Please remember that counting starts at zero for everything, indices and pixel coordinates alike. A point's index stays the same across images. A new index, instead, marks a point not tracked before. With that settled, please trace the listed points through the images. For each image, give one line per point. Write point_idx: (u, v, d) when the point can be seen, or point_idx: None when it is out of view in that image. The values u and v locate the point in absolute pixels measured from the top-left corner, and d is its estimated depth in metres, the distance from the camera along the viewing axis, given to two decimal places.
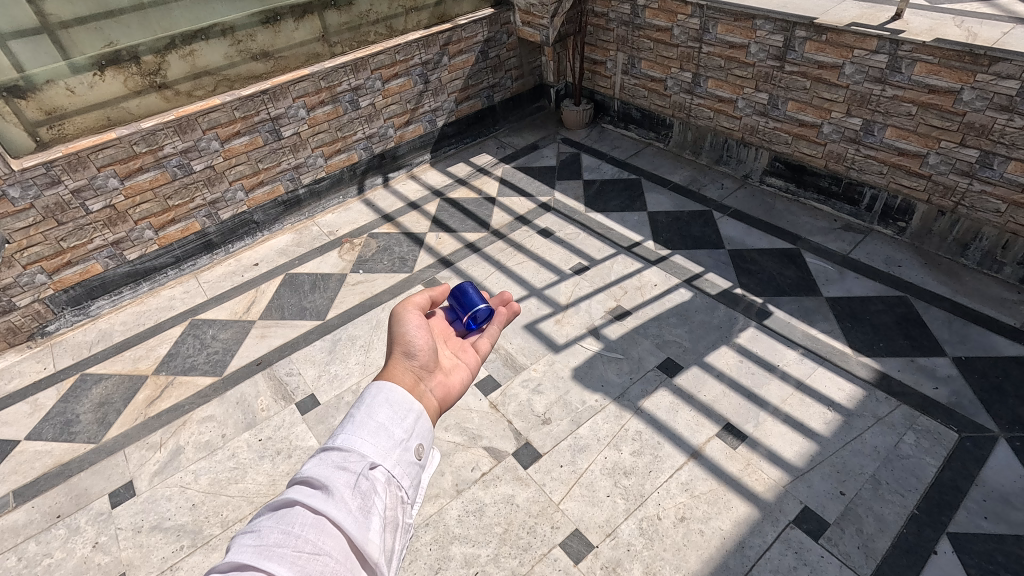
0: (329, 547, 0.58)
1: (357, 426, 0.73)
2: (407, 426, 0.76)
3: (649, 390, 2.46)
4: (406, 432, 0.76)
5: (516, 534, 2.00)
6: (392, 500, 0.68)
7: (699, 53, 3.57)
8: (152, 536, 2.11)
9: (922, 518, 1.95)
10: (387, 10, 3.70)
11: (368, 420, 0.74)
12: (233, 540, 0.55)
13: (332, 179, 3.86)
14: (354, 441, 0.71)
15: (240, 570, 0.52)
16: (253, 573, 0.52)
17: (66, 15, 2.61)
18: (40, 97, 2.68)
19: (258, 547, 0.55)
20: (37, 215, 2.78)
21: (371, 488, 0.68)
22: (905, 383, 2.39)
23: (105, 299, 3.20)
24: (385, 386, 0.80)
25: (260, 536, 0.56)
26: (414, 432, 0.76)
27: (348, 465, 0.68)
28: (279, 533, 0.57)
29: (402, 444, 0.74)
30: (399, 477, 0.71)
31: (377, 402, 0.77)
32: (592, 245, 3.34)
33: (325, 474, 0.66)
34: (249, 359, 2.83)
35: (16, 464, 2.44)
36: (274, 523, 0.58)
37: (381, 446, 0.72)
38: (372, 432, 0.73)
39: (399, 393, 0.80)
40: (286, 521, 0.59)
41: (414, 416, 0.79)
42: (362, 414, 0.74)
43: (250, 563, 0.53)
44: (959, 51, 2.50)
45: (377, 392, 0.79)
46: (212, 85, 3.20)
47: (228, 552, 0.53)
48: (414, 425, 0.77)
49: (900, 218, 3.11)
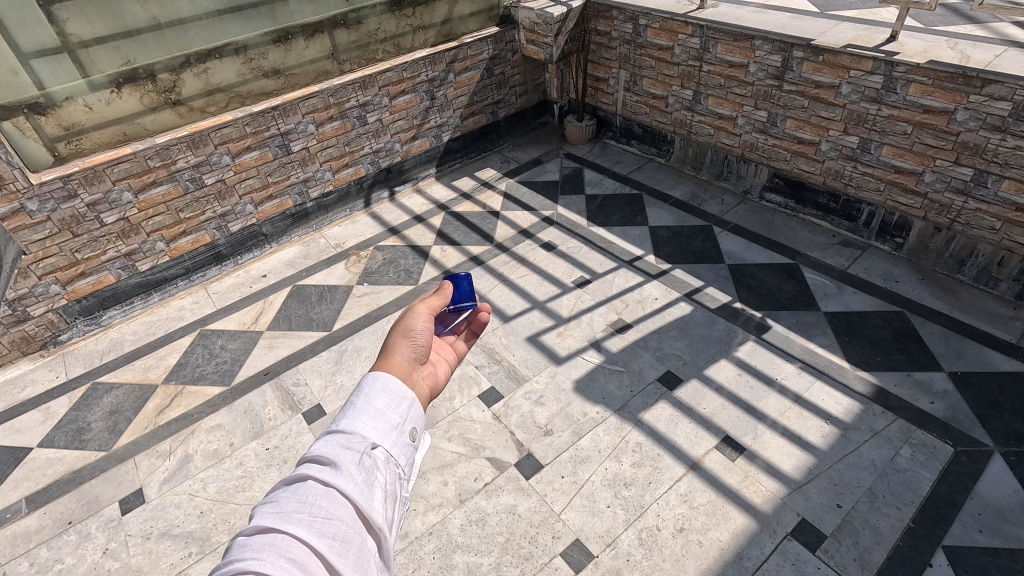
0: (341, 513, 0.62)
1: (359, 411, 0.75)
2: (402, 410, 0.78)
3: (649, 403, 2.50)
4: (402, 415, 0.78)
5: (517, 543, 2.04)
6: (391, 476, 0.71)
7: (699, 71, 3.66)
8: (160, 543, 2.15)
9: (918, 532, 1.97)
10: (395, 29, 3.81)
11: (368, 404, 0.76)
12: (255, 508, 0.58)
13: (340, 193, 3.95)
14: (356, 423, 0.73)
15: (264, 533, 0.56)
16: (277, 535, 0.56)
17: (86, 35, 2.71)
18: (59, 113, 2.78)
19: (277, 514, 0.58)
20: (54, 226, 2.86)
21: (373, 465, 0.70)
22: (902, 397, 2.42)
23: (116, 309, 3.27)
24: (381, 374, 0.81)
25: (278, 505, 0.59)
26: (409, 416, 0.78)
27: (351, 445, 0.71)
28: (296, 502, 0.60)
29: (397, 427, 0.76)
30: (397, 456, 0.74)
31: (375, 390, 0.78)
32: (594, 259, 3.40)
33: (332, 452, 0.68)
34: (257, 369, 2.89)
35: (28, 471, 2.49)
36: (290, 494, 0.61)
37: (380, 429, 0.75)
38: (372, 416, 0.75)
39: (392, 378, 0.82)
40: (301, 493, 0.62)
41: (408, 401, 0.80)
42: (361, 400, 0.76)
43: (272, 526, 0.56)
44: (953, 73, 2.56)
45: (373, 378, 0.80)
46: (225, 101, 3.30)
47: (251, 517, 0.57)
48: (409, 410, 0.79)
49: (897, 234, 3.16)
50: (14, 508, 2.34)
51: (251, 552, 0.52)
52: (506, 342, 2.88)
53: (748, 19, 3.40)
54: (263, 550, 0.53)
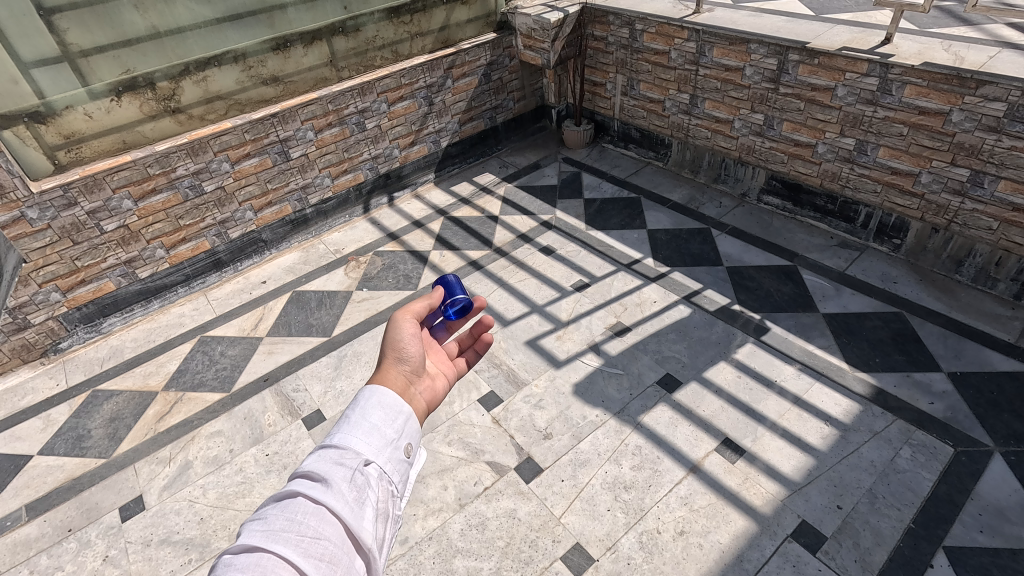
0: (329, 532, 0.62)
1: (353, 426, 0.75)
2: (398, 426, 0.79)
3: (649, 406, 2.50)
4: (397, 431, 0.78)
5: (518, 547, 2.04)
6: (384, 493, 0.72)
7: (696, 75, 3.67)
8: (161, 550, 2.15)
9: (919, 532, 1.97)
10: (393, 36, 3.84)
11: (363, 419, 0.77)
12: (243, 526, 0.59)
13: (339, 199, 3.96)
14: (350, 439, 0.73)
15: (250, 552, 0.57)
16: (262, 555, 0.56)
17: (86, 44, 2.74)
18: (59, 122, 2.80)
19: (265, 532, 0.59)
20: (54, 235, 2.87)
21: (365, 482, 0.71)
22: (901, 398, 2.42)
23: (117, 316, 3.28)
24: (377, 389, 0.81)
25: (266, 522, 0.60)
26: (405, 431, 0.79)
27: (344, 461, 0.71)
28: (284, 520, 0.61)
29: (392, 443, 0.77)
30: (391, 473, 0.74)
31: (370, 404, 0.79)
32: (593, 262, 3.40)
33: (324, 468, 0.69)
34: (257, 375, 2.89)
35: (29, 478, 2.49)
36: (280, 511, 0.62)
37: (374, 445, 0.75)
38: (366, 431, 0.75)
39: (389, 393, 0.82)
40: (290, 510, 0.63)
41: (405, 416, 0.81)
42: (356, 415, 0.77)
43: (259, 545, 0.57)
44: (947, 74, 2.58)
45: (369, 393, 0.80)
46: (224, 109, 3.32)
47: (239, 535, 0.58)
48: (405, 426, 0.80)
49: (895, 235, 3.17)
50: (13, 516, 2.34)
51: (235, 572, 0.53)
52: (505, 346, 2.88)
53: (742, 23, 3.42)
54: (249, 568, 0.53)
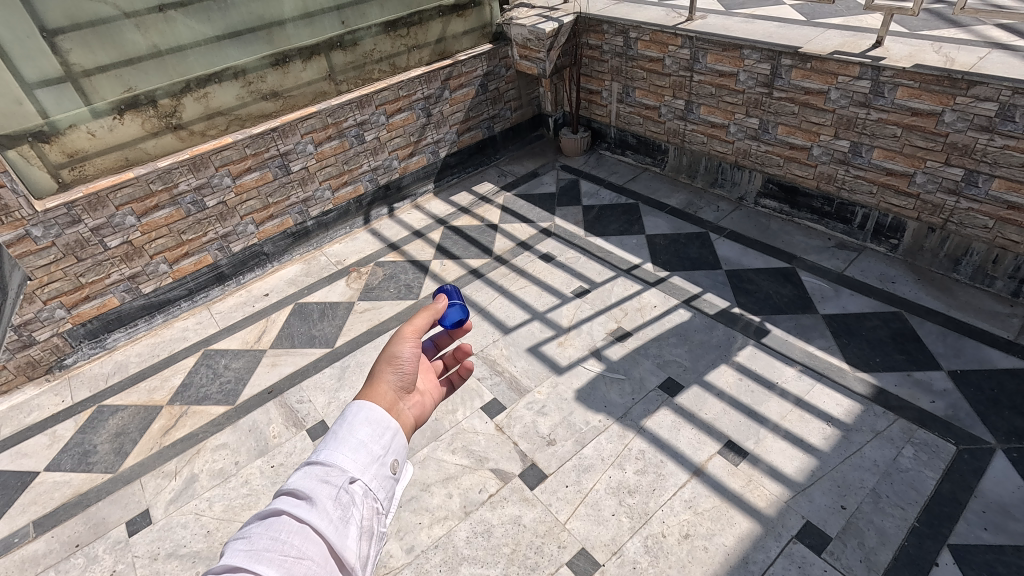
0: (312, 552, 0.62)
1: (339, 442, 0.76)
2: (385, 442, 0.80)
3: (651, 410, 2.51)
4: (384, 447, 0.79)
5: (523, 553, 2.04)
6: (368, 511, 0.73)
7: (690, 81, 3.71)
8: (168, 563, 2.16)
9: (923, 530, 1.98)
10: (391, 49, 3.89)
11: (350, 435, 0.78)
12: (226, 545, 0.58)
13: (339, 211, 3.99)
14: (336, 456, 0.75)
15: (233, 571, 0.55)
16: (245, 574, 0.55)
17: (88, 64, 2.79)
18: (63, 140, 2.83)
19: (248, 551, 0.58)
20: (58, 252, 2.89)
21: (350, 500, 0.72)
22: (902, 397, 2.43)
23: (121, 332, 3.30)
24: (366, 404, 0.82)
25: (249, 541, 0.59)
26: (391, 448, 0.80)
27: (330, 479, 0.72)
28: (268, 539, 0.60)
29: (379, 459, 0.78)
30: (376, 490, 0.76)
31: (356, 421, 0.80)
32: (593, 268, 3.43)
33: (309, 485, 0.69)
34: (261, 387, 2.91)
35: (36, 494, 2.50)
36: (263, 530, 0.62)
37: (360, 462, 0.76)
38: (352, 447, 0.77)
39: (377, 409, 0.83)
40: (274, 529, 0.62)
41: (392, 432, 0.82)
42: (344, 430, 0.78)
43: (242, 564, 0.55)
44: (938, 76, 2.62)
45: (357, 409, 0.81)
46: (225, 124, 3.36)
47: (222, 554, 0.56)
48: (392, 441, 0.81)
49: (892, 235, 3.19)
50: (21, 533, 2.35)
51: None
52: (507, 354, 2.90)
53: (735, 29, 3.48)
54: None
